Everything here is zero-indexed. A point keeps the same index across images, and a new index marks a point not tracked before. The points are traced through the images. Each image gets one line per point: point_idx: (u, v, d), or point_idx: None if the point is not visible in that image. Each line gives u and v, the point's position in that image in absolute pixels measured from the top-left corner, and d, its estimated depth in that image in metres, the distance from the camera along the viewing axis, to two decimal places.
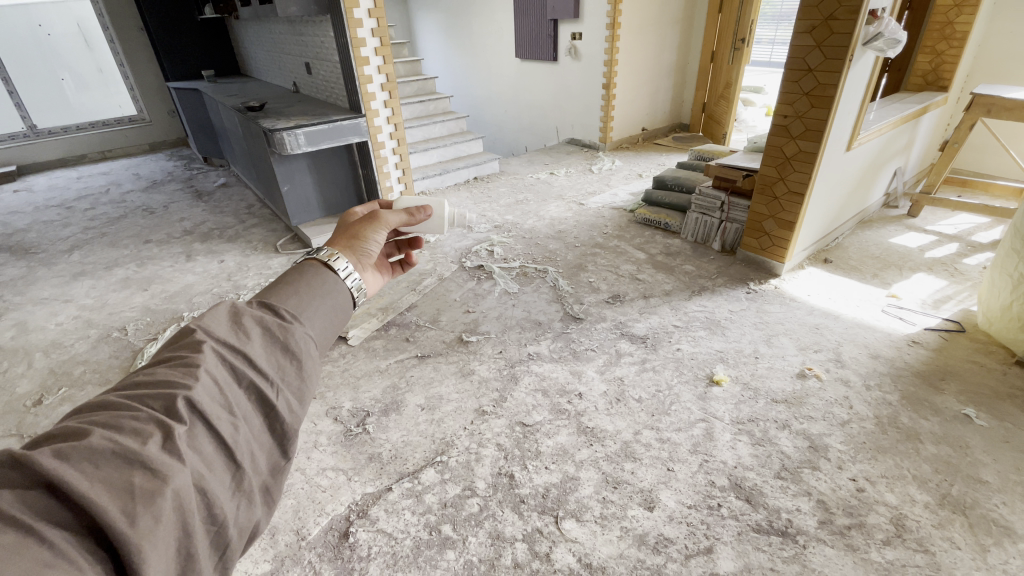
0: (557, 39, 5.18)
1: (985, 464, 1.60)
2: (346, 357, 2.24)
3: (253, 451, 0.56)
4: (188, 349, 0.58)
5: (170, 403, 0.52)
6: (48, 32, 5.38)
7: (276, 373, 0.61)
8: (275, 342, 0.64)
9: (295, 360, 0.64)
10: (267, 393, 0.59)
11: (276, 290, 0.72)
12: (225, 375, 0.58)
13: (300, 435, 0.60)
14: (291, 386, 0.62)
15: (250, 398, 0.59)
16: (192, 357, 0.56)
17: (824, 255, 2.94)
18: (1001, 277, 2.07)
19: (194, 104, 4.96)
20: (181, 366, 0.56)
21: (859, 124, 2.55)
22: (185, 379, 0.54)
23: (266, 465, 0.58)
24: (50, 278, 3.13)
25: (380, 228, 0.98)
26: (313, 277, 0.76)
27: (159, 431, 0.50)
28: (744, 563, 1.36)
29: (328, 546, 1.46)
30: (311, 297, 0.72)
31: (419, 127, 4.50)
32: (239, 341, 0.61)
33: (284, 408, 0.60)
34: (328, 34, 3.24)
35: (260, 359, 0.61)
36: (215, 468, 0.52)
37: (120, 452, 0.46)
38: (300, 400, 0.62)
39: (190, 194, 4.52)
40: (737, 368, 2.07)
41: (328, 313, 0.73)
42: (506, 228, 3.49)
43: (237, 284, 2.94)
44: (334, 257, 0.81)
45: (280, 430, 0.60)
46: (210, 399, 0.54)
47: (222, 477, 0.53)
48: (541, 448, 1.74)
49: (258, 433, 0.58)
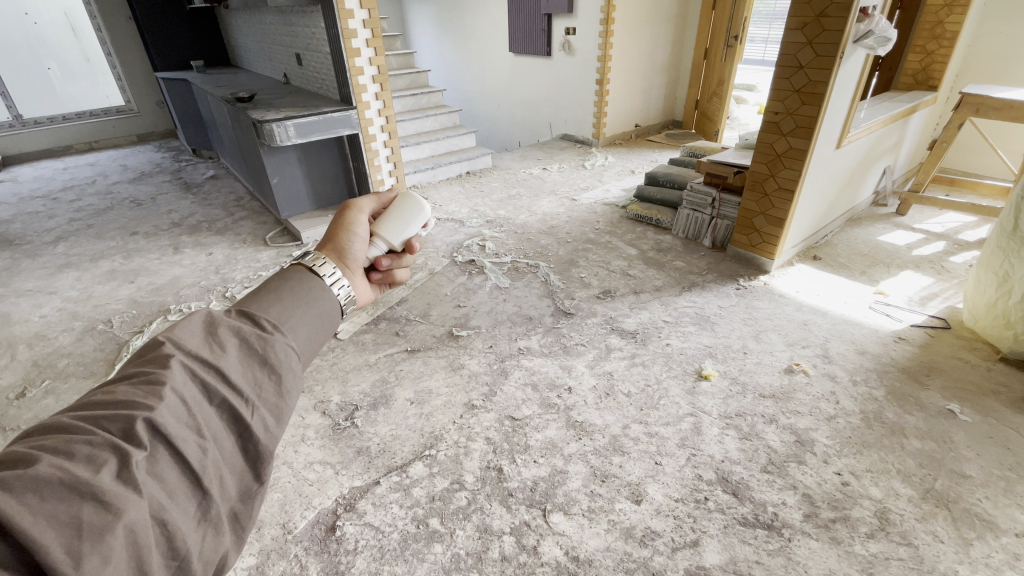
0: (551, 34, 5.16)
1: (967, 458, 1.62)
2: (335, 352, 2.22)
3: (223, 476, 0.52)
4: (153, 364, 0.54)
5: (128, 425, 0.48)
6: (34, 21, 5.24)
7: (251, 390, 0.58)
8: (253, 355, 0.61)
9: (273, 375, 0.60)
10: (240, 412, 0.56)
11: (257, 299, 0.70)
12: (194, 393, 0.54)
13: (274, 457, 0.57)
14: (268, 404, 0.59)
15: (222, 418, 0.55)
16: (157, 373, 0.53)
17: (813, 252, 2.97)
18: (988, 275, 2.09)
19: (182, 95, 4.89)
20: (144, 384, 0.52)
21: (849, 123, 2.56)
22: (146, 399, 0.50)
23: (236, 490, 0.54)
24: (34, 270, 3.07)
25: (357, 219, 0.98)
26: (299, 282, 0.75)
27: (114, 458, 0.46)
28: (730, 556, 1.37)
29: (315, 540, 1.45)
30: (295, 305, 0.71)
31: (411, 120, 4.47)
32: (213, 355, 0.58)
33: (260, 428, 0.56)
34: (319, 25, 3.19)
35: (234, 374, 0.57)
36: (178, 496, 0.48)
37: (70, 482, 0.43)
38: (277, 419, 0.59)
39: (179, 186, 4.47)
40: (725, 364, 2.08)
41: (311, 324, 0.71)
42: (498, 223, 3.48)
43: (225, 277, 2.90)
44: (320, 262, 0.81)
45: (254, 452, 0.56)
46: (175, 419, 0.50)
47: (186, 506, 0.49)
48: (530, 442, 1.74)
49: (229, 455, 0.54)
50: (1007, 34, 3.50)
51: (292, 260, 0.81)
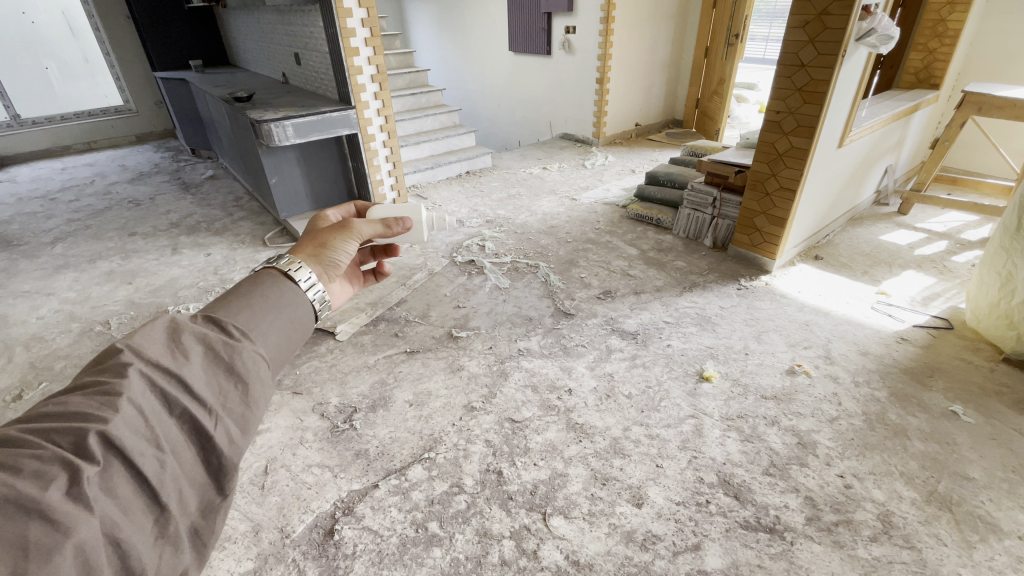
0: (551, 32, 5.13)
1: (971, 460, 1.60)
2: (334, 353, 2.21)
3: (182, 490, 0.53)
4: (111, 374, 0.54)
5: (80, 439, 0.49)
6: (31, 20, 5.23)
7: (216, 400, 0.58)
8: (219, 362, 0.61)
9: (240, 384, 0.60)
10: (203, 423, 0.56)
11: (226, 302, 0.69)
12: (153, 404, 0.54)
13: (238, 470, 0.57)
14: (234, 413, 0.59)
15: (184, 429, 0.55)
16: (114, 384, 0.53)
17: (814, 251, 2.95)
18: (990, 275, 2.07)
19: (181, 94, 4.87)
20: (99, 396, 0.52)
21: (852, 120, 2.55)
22: (101, 411, 0.51)
23: (197, 504, 0.55)
24: (33, 271, 3.06)
25: (351, 236, 0.96)
26: (271, 287, 0.74)
27: (64, 474, 0.47)
28: (731, 560, 1.36)
29: (313, 544, 1.44)
30: (267, 310, 0.70)
31: (410, 120, 4.45)
32: (175, 363, 0.58)
33: (224, 439, 0.57)
34: (318, 24, 3.18)
35: (197, 383, 0.57)
36: (133, 513, 0.49)
37: (15, 499, 0.43)
38: (243, 430, 0.59)
39: (177, 186, 4.45)
40: (726, 365, 2.06)
41: (283, 328, 0.70)
42: (498, 223, 3.46)
43: (224, 278, 2.89)
44: (295, 266, 0.80)
45: (217, 464, 0.56)
46: (131, 431, 0.51)
47: (142, 523, 0.50)
48: (530, 445, 1.73)
49: (191, 468, 0.55)
50: (1008, 32, 3.49)
51: (263, 264, 0.80)
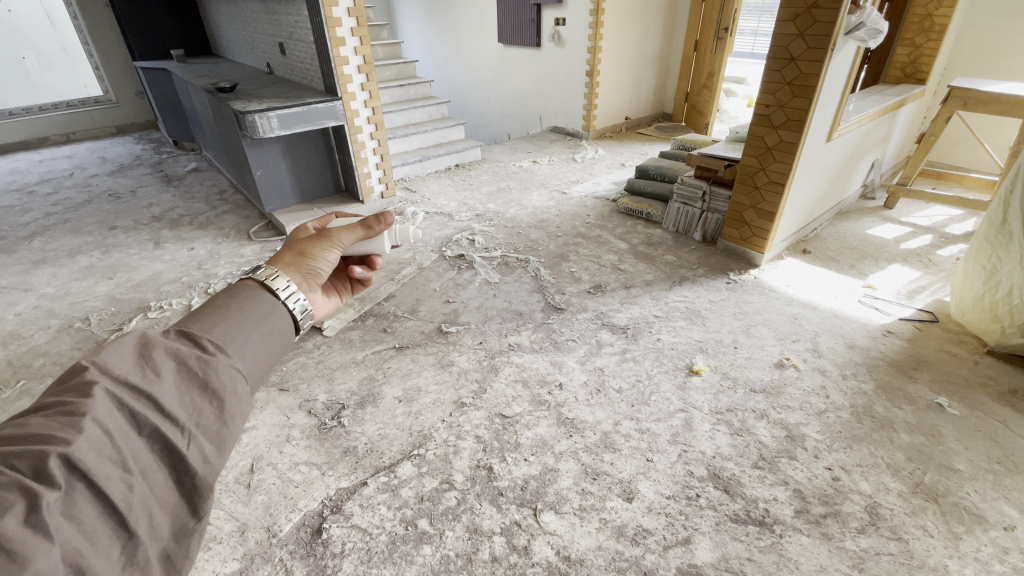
0: (541, 25, 5.09)
1: (956, 452, 1.63)
2: (321, 349, 2.17)
3: (152, 513, 0.51)
4: (75, 393, 0.52)
5: (39, 463, 0.46)
6: (8, 9, 5.08)
7: (189, 417, 0.56)
8: (193, 378, 0.59)
9: (215, 400, 0.59)
10: (175, 442, 0.54)
11: (201, 316, 0.69)
12: (121, 424, 0.52)
13: (213, 489, 0.55)
14: (208, 432, 0.57)
15: (153, 448, 0.53)
16: (77, 403, 0.51)
17: (802, 245, 2.97)
18: (975, 269, 2.11)
19: (161, 85, 4.75)
20: (61, 416, 0.50)
21: (839, 115, 2.56)
22: (63, 432, 0.48)
23: (170, 527, 0.53)
24: (9, 266, 2.97)
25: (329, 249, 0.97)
26: (246, 299, 0.74)
27: (22, 501, 0.44)
28: (721, 553, 1.36)
29: (300, 543, 1.41)
30: (241, 323, 0.70)
31: (398, 112, 4.38)
32: (145, 379, 0.56)
33: (197, 459, 0.55)
34: (302, 13, 3.10)
35: (170, 400, 0.56)
36: (99, 540, 0.47)
37: None
38: (218, 449, 0.57)
39: (160, 179, 4.35)
40: (716, 359, 2.07)
41: (261, 339, 0.70)
42: (488, 217, 3.43)
43: (207, 273, 2.83)
44: (273, 276, 0.80)
45: (191, 484, 0.54)
46: (96, 454, 0.49)
47: (108, 551, 0.47)
48: (520, 440, 1.72)
49: (162, 490, 0.53)
50: (994, 29, 3.53)
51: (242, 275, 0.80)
